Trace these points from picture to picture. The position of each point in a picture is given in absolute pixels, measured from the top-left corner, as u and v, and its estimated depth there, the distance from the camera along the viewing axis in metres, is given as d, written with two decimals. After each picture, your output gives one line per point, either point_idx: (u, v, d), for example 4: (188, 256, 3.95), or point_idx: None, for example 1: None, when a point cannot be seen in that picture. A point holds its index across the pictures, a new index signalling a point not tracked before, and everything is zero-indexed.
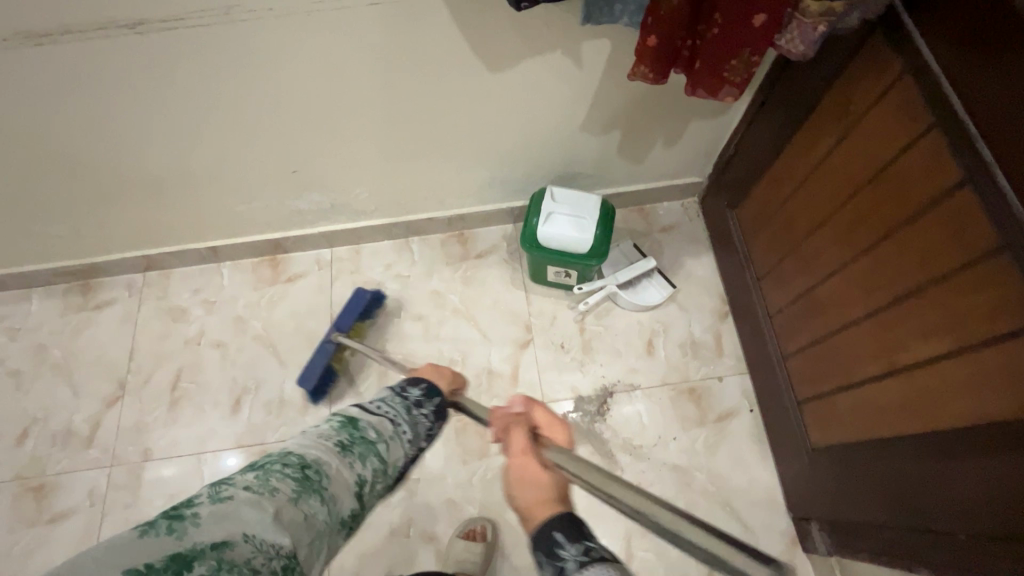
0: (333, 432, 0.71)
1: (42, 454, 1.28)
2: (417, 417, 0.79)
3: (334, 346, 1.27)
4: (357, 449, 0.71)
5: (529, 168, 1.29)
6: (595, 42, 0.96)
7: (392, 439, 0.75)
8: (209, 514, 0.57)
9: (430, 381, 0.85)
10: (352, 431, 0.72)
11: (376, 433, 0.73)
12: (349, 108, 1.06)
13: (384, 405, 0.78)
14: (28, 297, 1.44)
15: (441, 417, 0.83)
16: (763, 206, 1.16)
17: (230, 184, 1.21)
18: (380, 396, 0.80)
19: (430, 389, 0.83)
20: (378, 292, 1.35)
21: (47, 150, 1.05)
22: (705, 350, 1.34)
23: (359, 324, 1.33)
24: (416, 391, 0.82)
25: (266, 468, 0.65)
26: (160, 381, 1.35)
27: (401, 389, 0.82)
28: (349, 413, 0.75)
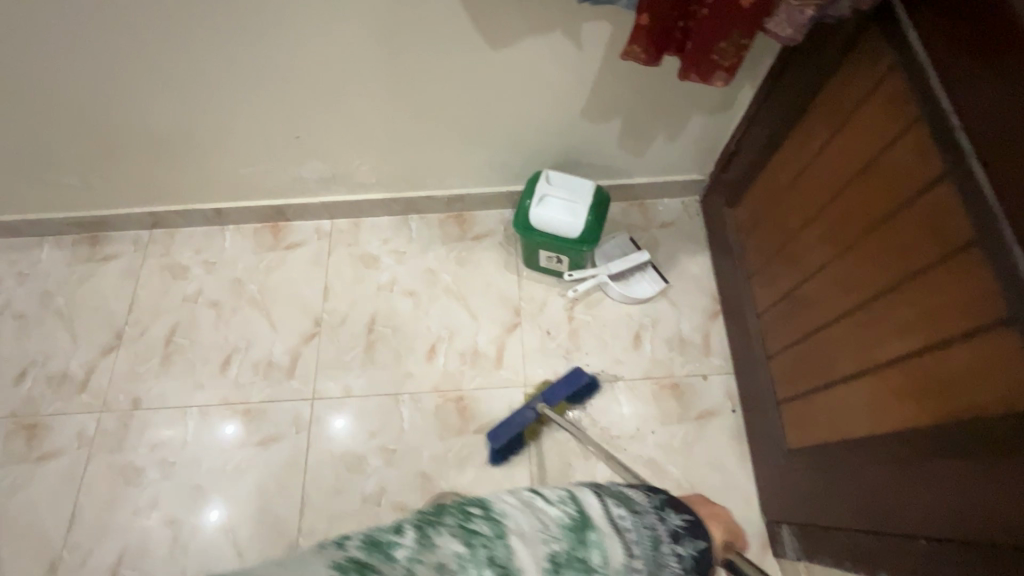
0: (560, 530, 0.58)
1: (37, 395, 1.32)
2: (667, 555, 0.63)
3: (535, 415, 1.20)
4: (569, 573, 0.56)
5: (529, 151, 1.29)
6: (595, 24, 0.97)
7: (619, 574, 0.58)
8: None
9: (693, 514, 0.69)
10: (576, 542, 0.58)
11: (601, 558, 0.58)
12: (352, 77, 1.08)
13: (629, 518, 0.62)
14: (38, 245, 1.50)
15: (700, 570, 0.66)
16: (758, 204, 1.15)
17: (236, 146, 1.25)
18: (633, 504, 0.64)
19: (695, 527, 0.67)
20: (593, 378, 1.26)
21: (64, 96, 1.10)
22: (692, 348, 1.33)
23: (565, 402, 1.25)
24: (676, 518, 0.66)
25: (473, 543, 0.54)
26: (156, 335, 1.39)
27: (657, 504, 0.66)
28: (584, 507, 0.61)
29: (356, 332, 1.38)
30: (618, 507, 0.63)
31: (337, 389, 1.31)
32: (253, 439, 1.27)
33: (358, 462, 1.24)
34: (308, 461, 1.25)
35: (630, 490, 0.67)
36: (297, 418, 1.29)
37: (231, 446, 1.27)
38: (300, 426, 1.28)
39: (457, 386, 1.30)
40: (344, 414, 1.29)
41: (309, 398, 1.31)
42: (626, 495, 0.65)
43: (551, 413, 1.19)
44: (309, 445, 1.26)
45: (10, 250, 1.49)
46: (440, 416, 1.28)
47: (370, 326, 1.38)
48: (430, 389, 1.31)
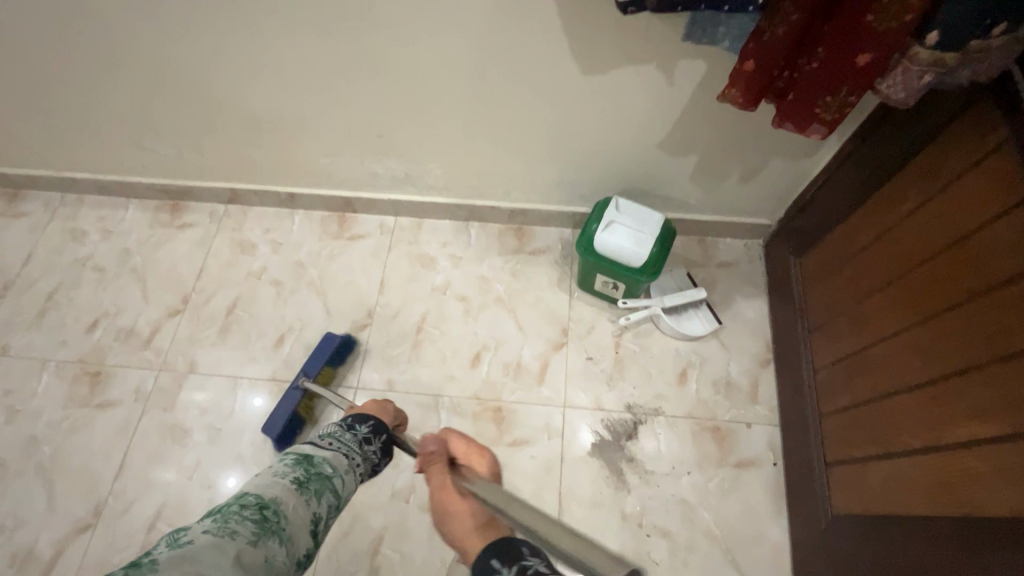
0: (288, 469, 0.69)
1: (105, 345, 1.41)
2: (368, 451, 0.83)
3: (301, 392, 1.25)
4: (314, 485, 0.69)
5: (599, 175, 1.31)
6: (691, 63, 0.97)
7: (346, 472, 0.75)
8: (168, 560, 0.49)
9: (379, 419, 0.88)
10: (307, 468, 0.70)
11: (331, 469, 0.73)
12: (443, 85, 1.11)
13: (332, 440, 0.79)
14: (125, 205, 1.60)
15: (389, 451, 0.88)
16: (828, 259, 1.13)
17: (321, 136, 1.30)
18: (327, 433, 0.81)
19: (378, 426, 0.87)
20: (348, 337, 1.35)
21: (175, 70, 1.17)
22: (739, 393, 1.30)
23: (329, 369, 1.31)
24: (367, 426, 0.86)
25: (223, 511, 0.58)
26: (218, 304, 1.45)
27: (349, 426, 0.85)
28: (302, 451, 0.74)
29: (405, 329, 1.41)
30: (321, 438, 0.80)
31: (380, 382, 1.34)
32: None
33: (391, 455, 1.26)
34: None
35: (323, 428, 0.83)
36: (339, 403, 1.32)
37: None
38: (340, 412, 1.31)
39: (495, 396, 1.32)
40: None
41: (352, 386, 1.34)
42: (322, 430, 0.82)
43: (311, 385, 1.22)
44: None
45: (100, 207, 1.60)
46: (476, 423, 1.29)
47: (419, 324, 1.41)
48: (470, 395, 1.32)
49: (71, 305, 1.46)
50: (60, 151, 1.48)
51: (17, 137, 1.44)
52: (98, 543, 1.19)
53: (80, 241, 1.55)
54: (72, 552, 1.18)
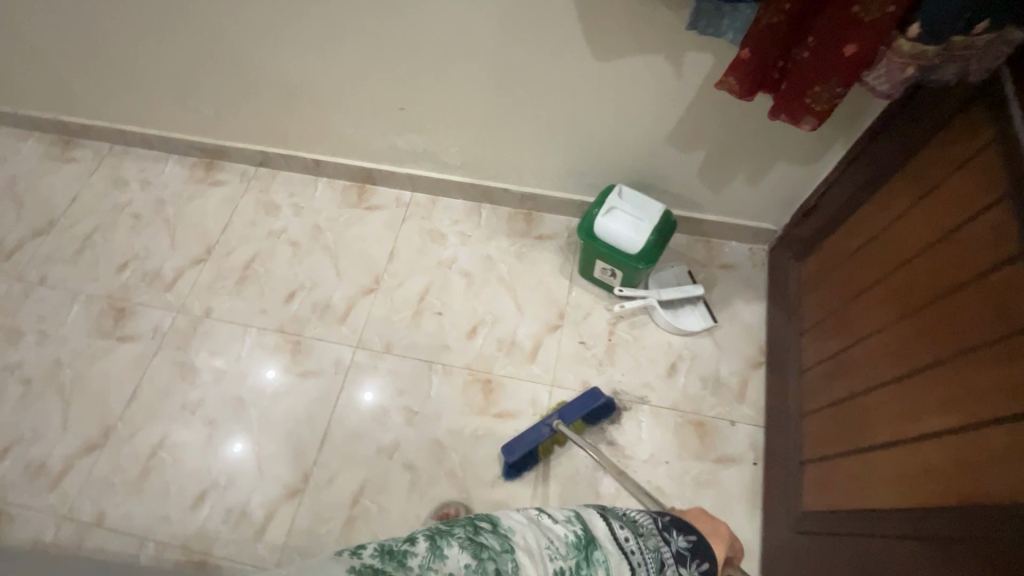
0: (566, 552, 0.69)
1: (132, 284, 1.51)
2: (673, 574, 0.72)
3: (550, 431, 1.20)
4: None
5: (608, 165, 1.34)
6: (699, 55, 1.00)
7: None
8: None
9: (698, 534, 0.77)
10: (580, 559, 0.69)
11: (606, 572, 0.69)
12: (463, 63, 1.17)
13: (633, 538, 0.73)
14: (165, 160, 1.71)
15: None
16: (825, 263, 1.14)
17: (348, 105, 1.37)
18: (634, 524, 0.76)
19: (698, 547, 0.75)
20: (610, 399, 1.26)
21: (220, 32, 1.27)
22: (726, 391, 1.31)
23: (582, 422, 1.25)
24: (681, 540, 0.75)
25: (465, 540, 0.67)
26: (238, 258, 1.54)
27: (665, 530, 0.75)
28: (593, 530, 0.73)
29: (409, 297, 1.47)
30: (624, 530, 0.74)
31: (379, 345, 1.40)
32: (296, 369, 1.38)
33: (382, 414, 1.32)
34: (339, 402, 1.34)
35: (636, 513, 0.77)
36: (339, 360, 1.39)
37: (276, 370, 1.38)
38: (339, 368, 1.37)
39: (487, 369, 1.36)
40: (380, 368, 1.37)
41: (353, 346, 1.40)
42: (633, 521, 0.76)
43: (563, 429, 1.18)
44: (343, 387, 1.35)
45: (142, 159, 1.72)
46: (466, 392, 1.33)
47: (423, 295, 1.47)
48: (463, 366, 1.37)
49: (106, 246, 1.57)
50: (111, 103, 1.60)
51: (75, 87, 1.57)
52: (103, 464, 1.27)
53: (120, 188, 1.67)
54: (80, 469, 1.27)
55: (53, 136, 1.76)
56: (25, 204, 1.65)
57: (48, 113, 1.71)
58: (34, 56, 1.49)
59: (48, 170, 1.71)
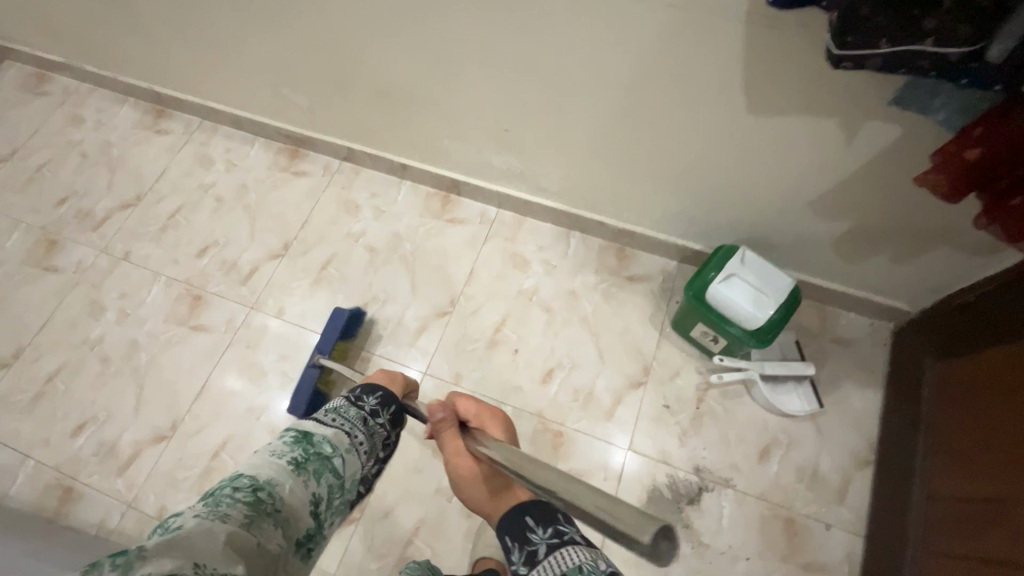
0: (286, 448, 0.69)
1: (209, 272, 1.49)
2: (374, 427, 0.83)
3: (319, 368, 1.26)
4: (312, 466, 0.69)
5: (727, 218, 1.19)
6: (885, 126, 0.83)
7: (349, 452, 0.75)
8: (159, 544, 0.50)
9: (387, 391, 0.90)
10: (306, 447, 0.71)
11: (331, 447, 0.73)
12: (585, 95, 1.04)
13: (336, 413, 0.80)
14: (252, 142, 1.67)
15: (397, 424, 0.88)
16: (965, 385, 0.99)
17: (448, 117, 1.27)
18: (333, 407, 0.81)
19: (386, 399, 0.88)
20: (357, 310, 1.37)
21: (325, 27, 1.18)
22: (825, 489, 1.17)
23: (342, 344, 1.33)
24: (372, 399, 0.86)
25: (216, 495, 0.59)
26: (314, 258, 1.49)
27: (356, 400, 0.85)
28: (303, 428, 0.73)
29: (483, 326, 1.38)
30: (325, 412, 0.79)
31: (447, 374, 1.33)
32: None
33: None
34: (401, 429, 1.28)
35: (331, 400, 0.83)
36: None
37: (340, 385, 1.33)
38: None
39: (558, 420, 1.27)
40: None
41: (419, 371, 1.34)
42: (328, 404, 0.81)
43: (326, 362, 1.25)
44: None
45: (229, 139, 1.68)
46: (534, 441, 1.25)
47: (498, 325, 1.38)
48: (533, 411, 1.28)
49: (189, 227, 1.56)
50: (205, 80, 1.56)
51: (173, 60, 1.53)
52: (169, 456, 1.28)
53: (206, 168, 1.65)
54: (146, 458, 1.28)
55: (147, 104, 1.76)
56: (116, 173, 1.65)
57: (145, 81, 1.69)
58: (138, 27, 1.46)
59: (141, 140, 1.71)
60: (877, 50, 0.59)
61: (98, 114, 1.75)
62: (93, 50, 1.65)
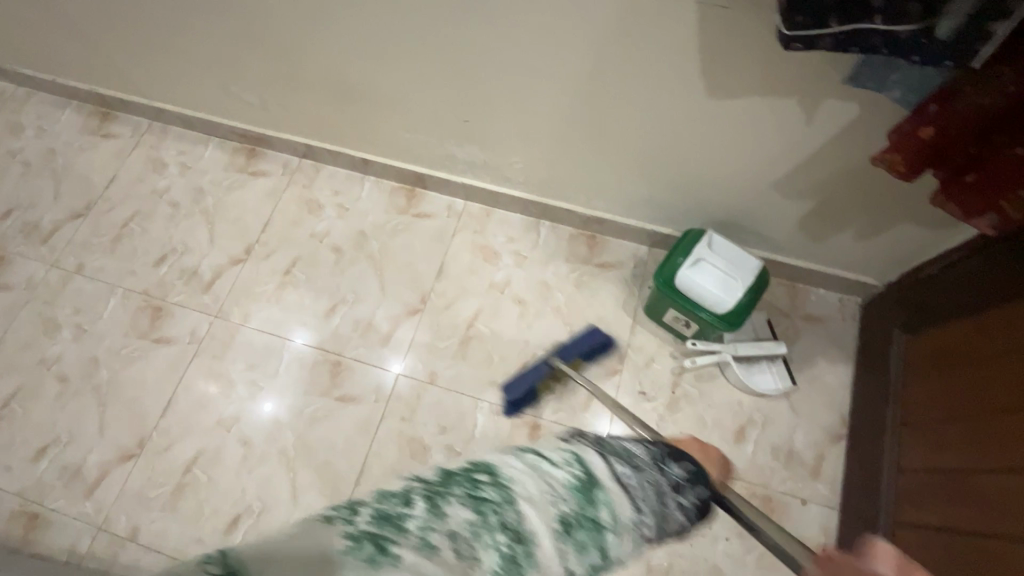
0: (563, 492, 0.52)
1: (169, 282, 1.43)
2: (674, 508, 0.57)
3: (548, 370, 1.23)
4: (580, 536, 0.52)
5: (694, 201, 1.18)
6: (841, 105, 0.82)
7: (630, 531, 0.54)
8: (410, 563, 0.46)
9: (695, 462, 0.62)
10: (584, 503, 0.53)
11: (612, 516, 0.53)
12: (544, 82, 1.01)
13: (632, 474, 0.56)
14: (206, 142, 1.60)
15: (700, 515, 0.60)
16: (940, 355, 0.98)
17: (407, 110, 1.22)
18: (631, 454, 0.58)
19: (697, 474, 0.60)
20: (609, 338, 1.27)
21: (267, 20, 1.12)
22: (799, 465, 1.19)
23: (580, 362, 1.26)
24: (678, 468, 0.59)
25: (480, 498, 0.50)
26: (278, 261, 1.45)
27: (660, 458, 0.59)
28: (589, 464, 0.54)
29: (457, 322, 1.36)
30: (617, 460, 0.56)
31: (423, 373, 1.31)
32: (336, 392, 1.30)
33: (422, 450, 1.24)
34: (379, 432, 1.26)
35: (621, 440, 0.60)
36: (379, 386, 1.30)
37: (314, 391, 1.31)
38: (379, 395, 1.29)
39: (536, 415, 1.27)
40: (422, 399, 1.29)
41: (394, 372, 1.31)
42: (617, 447, 0.58)
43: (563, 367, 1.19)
44: (383, 416, 1.27)
45: (181, 141, 1.61)
46: (513, 435, 1.24)
47: (472, 320, 1.36)
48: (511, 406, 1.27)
49: (144, 236, 1.49)
50: (150, 79, 1.48)
51: (113, 60, 1.45)
52: (138, 475, 1.24)
53: (159, 172, 1.58)
54: (114, 479, 1.24)
55: (91, 107, 1.66)
56: (62, 182, 1.57)
57: (86, 83, 1.60)
58: (71, 26, 1.37)
59: (87, 145, 1.62)
60: (826, 31, 0.57)
61: (39, 120, 1.66)
62: (26, 52, 1.55)
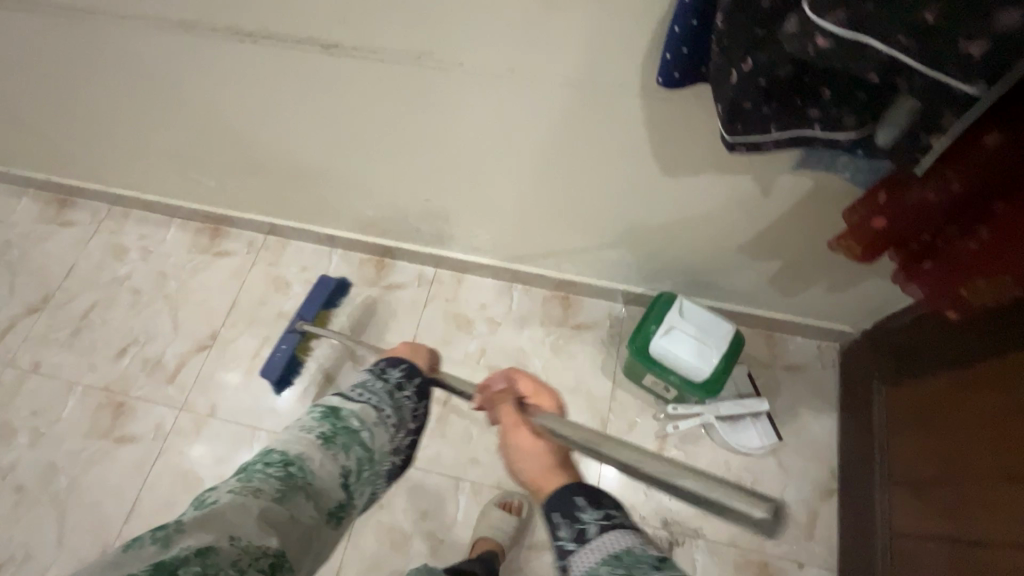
0: (315, 424, 0.71)
1: (132, 374, 1.38)
2: (400, 400, 0.83)
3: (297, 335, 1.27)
4: (341, 440, 0.71)
5: (663, 264, 1.18)
6: (795, 179, 0.82)
7: (376, 426, 0.76)
8: (194, 519, 0.53)
9: (410, 364, 0.91)
10: (334, 422, 0.72)
11: (359, 421, 0.74)
12: (501, 163, 1.00)
13: (360, 389, 0.80)
14: (168, 224, 1.57)
15: (423, 395, 0.89)
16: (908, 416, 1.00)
17: (367, 191, 1.21)
18: (359, 383, 0.82)
19: (410, 370, 0.89)
20: (339, 280, 1.36)
21: (214, 115, 1.09)
22: (793, 526, 1.16)
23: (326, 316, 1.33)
24: (397, 372, 0.87)
25: (248, 470, 0.63)
26: (246, 345, 1.40)
27: (382, 372, 0.87)
28: (331, 403, 0.75)
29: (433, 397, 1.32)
30: (351, 388, 0.80)
31: None
32: None
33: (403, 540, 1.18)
34: (357, 523, 1.20)
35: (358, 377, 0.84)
36: None
37: None
38: None
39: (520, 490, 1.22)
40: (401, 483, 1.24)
41: None
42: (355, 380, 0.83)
43: (308, 328, 1.25)
44: None
45: (143, 224, 1.57)
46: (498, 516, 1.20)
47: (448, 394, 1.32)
48: (493, 484, 1.22)
49: (105, 327, 1.44)
50: (106, 168, 1.45)
51: (65, 151, 1.42)
52: None
53: (120, 257, 1.53)
54: None
55: (49, 195, 1.63)
56: (18, 275, 1.52)
57: (42, 172, 1.57)
58: (20, 121, 1.34)
59: (45, 234, 1.58)
60: (768, 134, 0.56)
61: None
62: None
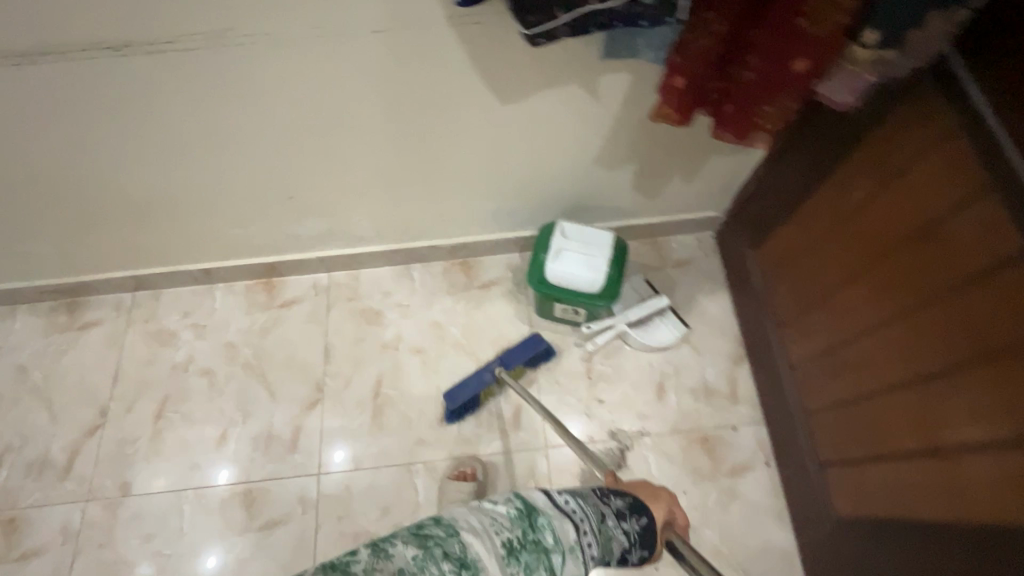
0: (506, 525, 0.61)
1: (15, 485, 1.21)
2: (609, 530, 0.70)
3: (492, 377, 1.22)
4: (525, 557, 0.60)
5: (538, 200, 1.24)
6: (614, 77, 0.93)
7: (573, 551, 0.64)
8: None
9: (635, 498, 0.77)
10: (527, 528, 0.62)
11: (554, 539, 0.63)
12: (351, 140, 1.00)
13: (574, 503, 0.69)
14: (12, 313, 1.38)
15: (644, 544, 0.74)
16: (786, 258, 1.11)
17: (229, 211, 1.16)
18: (573, 492, 0.72)
19: (635, 505, 0.75)
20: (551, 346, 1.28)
21: (23, 170, 0.99)
22: (719, 397, 1.27)
23: (522, 368, 1.27)
24: (619, 501, 0.74)
25: (428, 547, 0.55)
26: (145, 410, 1.28)
27: (602, 494, 0.75)
28: (529, 501, 0.66)
29: (362, 396, 1.29)
30: (561, 493, 0.70)
31: (346, 459, 1.23)
32: (256, 523, 1.17)
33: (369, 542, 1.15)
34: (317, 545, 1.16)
35: (581, 488, 0.74)
36: (303, 496, 1.20)
37: (232, 532, 1.17)
38: (306, 505, 1.19)
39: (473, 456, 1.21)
40: (355, 486, 1.20)
41: (315, 473, 1.21)
42: (574, 489, 0.73)
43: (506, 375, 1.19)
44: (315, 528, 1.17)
45: None
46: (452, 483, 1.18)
47: (376, 389, 1.29)
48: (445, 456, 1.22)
49: None
50: None
51: None
52: None
53: None
54: None
55: None
56: None
57: None
58: None
59: None
60: (557, 20, 0.70)
61: None
62: None
